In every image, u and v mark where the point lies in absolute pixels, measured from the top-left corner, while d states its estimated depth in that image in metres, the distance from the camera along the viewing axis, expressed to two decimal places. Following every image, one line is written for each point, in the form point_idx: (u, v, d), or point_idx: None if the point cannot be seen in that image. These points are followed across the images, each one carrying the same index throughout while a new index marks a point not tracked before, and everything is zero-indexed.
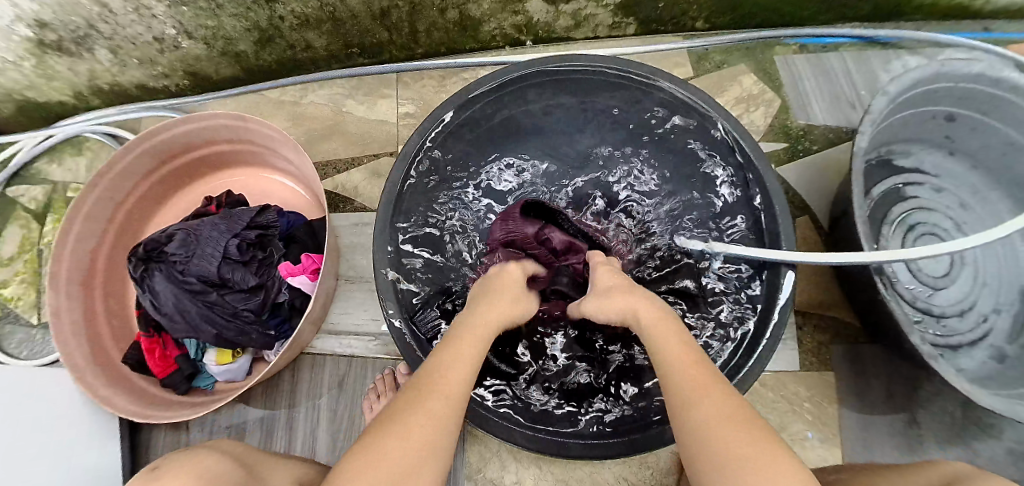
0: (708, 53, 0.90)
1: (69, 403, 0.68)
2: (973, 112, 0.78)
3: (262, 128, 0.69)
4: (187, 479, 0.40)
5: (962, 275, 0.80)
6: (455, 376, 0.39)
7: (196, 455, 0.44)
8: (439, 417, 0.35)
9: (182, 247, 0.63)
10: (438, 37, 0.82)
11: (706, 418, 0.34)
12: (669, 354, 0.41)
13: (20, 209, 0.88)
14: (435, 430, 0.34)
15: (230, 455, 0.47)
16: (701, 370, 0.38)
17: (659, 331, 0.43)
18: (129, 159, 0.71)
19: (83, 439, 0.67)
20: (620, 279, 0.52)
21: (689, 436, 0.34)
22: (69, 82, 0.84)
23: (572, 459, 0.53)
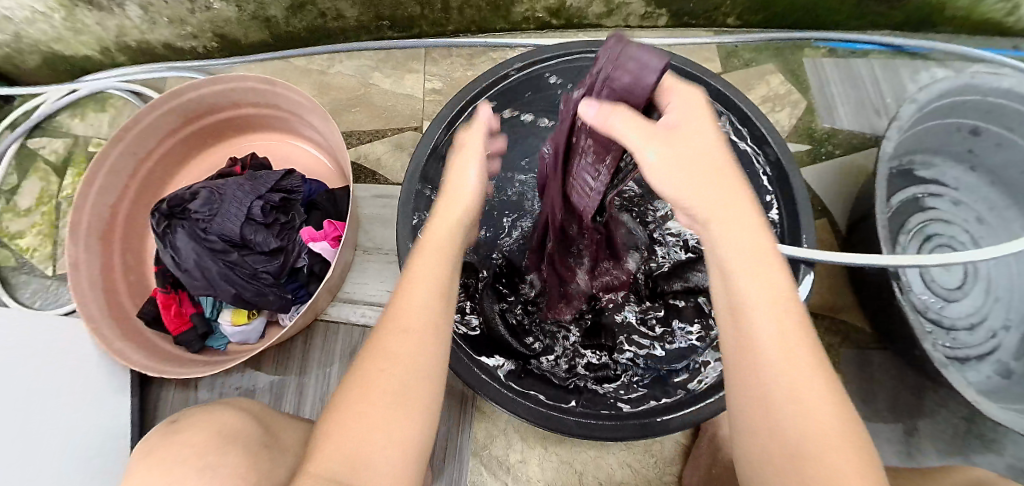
0: (737, 50, 0.90)
1: (86, 356, 0.68)
2: (998, 127, 0.77)
3: (290, 93, 0.69)
4: (212, 437, 0.40)
5: (974, 290, 0.80)
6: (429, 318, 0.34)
7: (211, 411, 0.44)
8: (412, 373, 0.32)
9: (205, 206, 0.63)
10: (470, 15, 0.81)
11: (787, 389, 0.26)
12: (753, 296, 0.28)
13: (40, 162, 0.88)
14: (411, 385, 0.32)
15: (251, 415, 0.47)
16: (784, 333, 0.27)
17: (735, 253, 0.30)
18: (156, 116, 0.71)
19: (96, 397, 0.67)
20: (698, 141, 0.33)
21: (758, 399, 0.27)
22: (97, 37, 0.84)
23: (566, 435, 0.52)
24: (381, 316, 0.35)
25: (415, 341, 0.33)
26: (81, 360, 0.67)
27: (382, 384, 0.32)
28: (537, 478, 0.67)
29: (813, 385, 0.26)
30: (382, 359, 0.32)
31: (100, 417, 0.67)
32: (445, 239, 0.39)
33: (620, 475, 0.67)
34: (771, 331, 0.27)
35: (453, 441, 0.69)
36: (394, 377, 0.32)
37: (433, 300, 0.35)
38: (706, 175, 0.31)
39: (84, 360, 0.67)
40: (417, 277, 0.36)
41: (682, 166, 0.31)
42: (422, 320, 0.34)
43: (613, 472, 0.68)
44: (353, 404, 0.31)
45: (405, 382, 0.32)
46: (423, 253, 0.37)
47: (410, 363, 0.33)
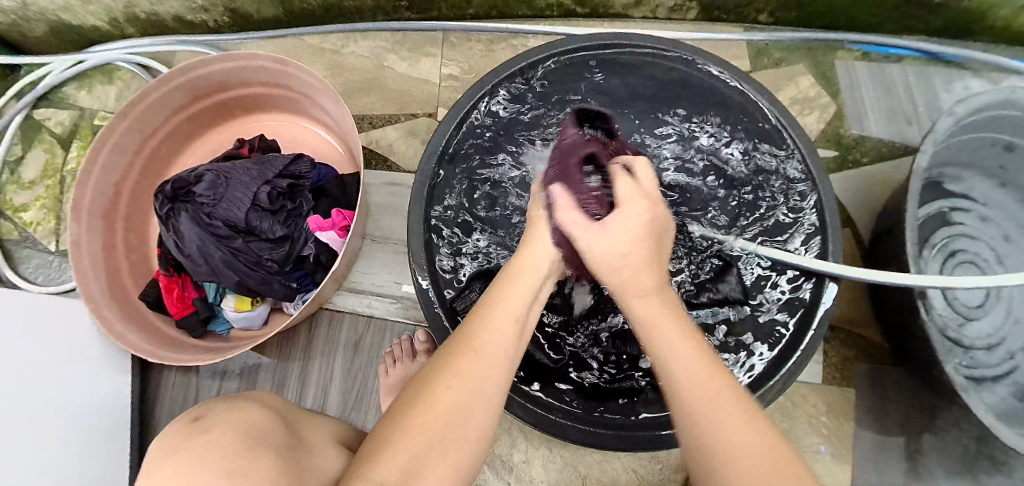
0: (768, 49, 0.86)
1: (83, 337, 0.67)
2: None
3: (302, 73, 0.66)
4: (235, 434, 0.36)
5: (995, 310, 0.76)
6: (500, 346, 0.34)
7: (243, 406, 0.42)
8: (477, 393, 0.32)
9: (210, 190, 0.61)
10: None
11: (717, 436, 0.28)
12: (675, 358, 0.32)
13: (45, 133, 0.87)
14: (477, 404, 0.32)
15: (275, 411, 0.45)
16: (714, 398, 0.29)
17: (660, 331, 0.33)
18: (162, 92, 0.68)
19: (88, 382, 0.65)
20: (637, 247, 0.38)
21: (697, 443, 0.29)
22: (106, 7, 0.82)
23: (568, 442, 0.52)
24: (453, 337, 0.35)
25: (488, 363, 0.33)
26: (75, 344, 0.65)
27: (447, 399, 0.31)
28: (539, 479, 0.66)
29: (739, 431, 0.28)
30: (448, 374, 0.32)
31: (95, 402, 0.65)
32: (530, 273, 0.39)
33: (624, 481, 0.66)
34: (697, 385, 0.30)
35: None
36: (457, 392, 0.31)
37: (511, 329, 0.36)
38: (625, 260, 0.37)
39: (78, 344, 0.66)
40: (495, 305, 0.36)
41: (614, 256, 0.38)
42: (494, 345, 0.34)
43: (618, 477, 0.66)
44: (413, 414, 0.30)
45: (467, 394, 0.31)
46: (506, 282, 0.39)
47: (477, 382, 0.32)
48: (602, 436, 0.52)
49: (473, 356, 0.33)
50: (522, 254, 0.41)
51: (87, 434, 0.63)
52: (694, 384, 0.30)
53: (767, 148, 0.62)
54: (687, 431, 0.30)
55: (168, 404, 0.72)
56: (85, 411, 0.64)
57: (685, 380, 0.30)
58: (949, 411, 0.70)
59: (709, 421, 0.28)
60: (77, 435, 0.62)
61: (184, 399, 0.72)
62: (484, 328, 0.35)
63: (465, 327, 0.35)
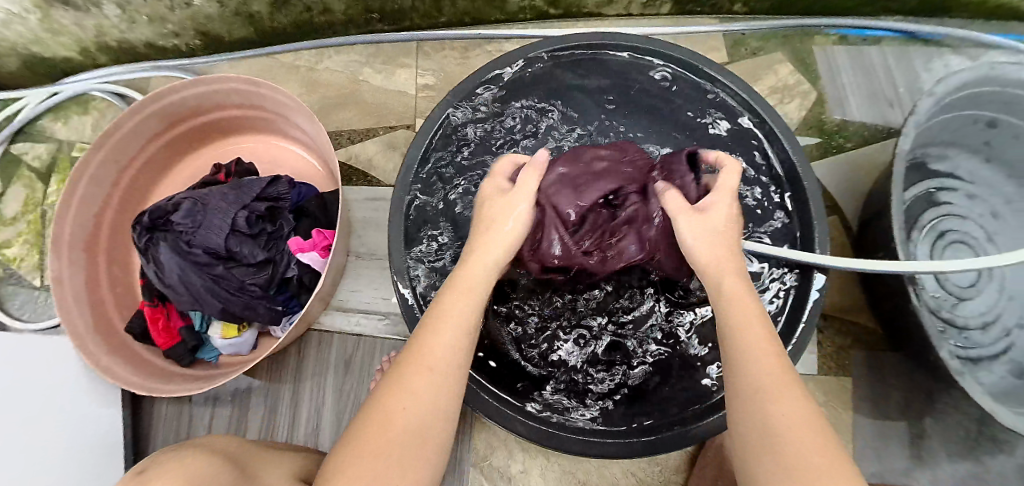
0: (745, 39, 0.85)
1: (56, 360, 0.66)
2: (1016, 119, 0.73)
3: (275, 93, 0.66)
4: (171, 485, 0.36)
5: (989, 289, 0.75)
6: (456, 356, 0.34)
7: (184, 459, 0.41)
8: (435, 406, 0.32)
9: (188, 217, 0.60)
10: (463, 6, 0.77)
11: (781, 415, 0.29)
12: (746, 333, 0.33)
13: (24, 168, 0.86)
14: (436, 415, 0.32)
15: (227, 458, 0.45)
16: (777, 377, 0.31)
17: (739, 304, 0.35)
18: (136, 121, 0.68)
19: (76, 400, 0.65)
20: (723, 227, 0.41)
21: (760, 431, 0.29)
22: (76, 38, 0.81)
23: (564, 452, 0.51)
24: (404, 350, 0.34)
25: (439, 377, 0.33)
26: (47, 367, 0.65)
27: (402, 423, 0.31)
28: None
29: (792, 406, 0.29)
30: (405, 397, 0.31)
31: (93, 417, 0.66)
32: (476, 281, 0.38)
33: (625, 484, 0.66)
34: (769, 371, 0.31)
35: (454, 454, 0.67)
36: (412, 410, 0.31)
37: (459, 339, 0.35)
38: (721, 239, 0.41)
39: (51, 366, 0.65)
40: (445, 316, 0.35)
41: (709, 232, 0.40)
42: (446, 360, 0.33)
43: (618, 482, 0.66)
44: (367, 437, 0.31)
45: (418, 415, 0.31)
46: (452, 293, 0.37)
47: (431, 404, 0.32)
48: (603, 446, 0.51)
49: (431, 371, 0.33)
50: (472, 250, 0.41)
51: (93, 446, 0.64)
52: (766, 367, 0.31)
53: (744, 144, 0.62)
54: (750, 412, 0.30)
55: (161, 440, 0.71)
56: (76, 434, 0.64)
57: (752, 356, 0.32)
58: (947, 393, 0.70)
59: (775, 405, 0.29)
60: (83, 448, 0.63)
61: (177, 430, 0.71)
62: (432, 338, 0.34)
63: (414, 340, 0.35)
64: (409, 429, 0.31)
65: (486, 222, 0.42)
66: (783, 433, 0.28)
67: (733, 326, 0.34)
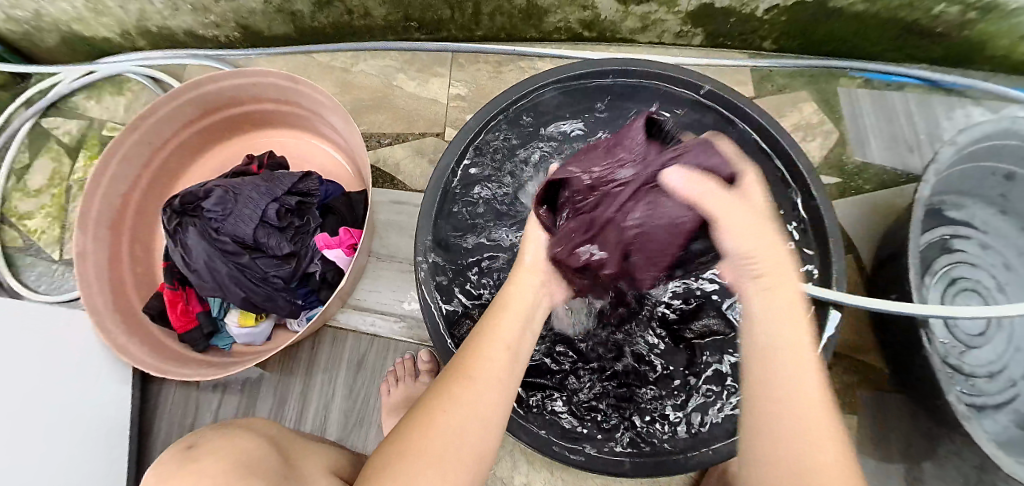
0: (772, 75, 0.87)
1: (55, 360, 0.63)
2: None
3: (312, 91, 0.67)
4: (227, 467, 0.36)
5: (998, 337, 0.76)
6: (487, 364, 0.36)
7: (232, 437, 0.41)
8: (476, 415, 0.33)
9: (218, 205, 0.61)
10: (500, 22, 0.79)
11: (823, 468, 0.25)
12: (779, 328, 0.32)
13: (53, 142, 0.87)
14: (474, 428, 0.33)
15: (260, 434, 0.45)
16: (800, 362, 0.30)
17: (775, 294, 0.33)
18: (174, 105, 0.69)
19: (67, 407, 0.62)
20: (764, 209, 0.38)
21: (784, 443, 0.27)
22: (119, 20, 0.83)
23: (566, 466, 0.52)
24: (449, 366, 0.36)
25: (484, 389, 0.34)
26: (37, 370, 0.61)
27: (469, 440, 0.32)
28: None
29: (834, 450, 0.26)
30: (446, 401, 0.33)
31: (83, 423, 0.62)
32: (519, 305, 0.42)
33: None
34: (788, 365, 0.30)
35: None
36: (454, 419, 0.32)
37: (503, 355, 0.37)
38: (761, 226, 0.36)
39: (48, 371, 0.62)
40: (491, 338, 0.38)
41: (751, 237, 0.35)
42: (489, 375, 0.35)
43: None
44: (416, 435, 0.32)
45: (469, 426, 0.32)
46: (495, 315, 0.41)
47: (473, 418, 0.33)
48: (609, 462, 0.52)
49: (466, 382, 0.34)
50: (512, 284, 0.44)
51: (100, 439, 0.64)
52: (821, 416, 0.28)
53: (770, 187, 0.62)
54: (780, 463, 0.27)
55: (166, 423, 0.71)
56: (97, 430, 0.64)
57: (801, 386, 0.29)
58: (950, 440, 0.70)
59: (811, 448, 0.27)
60: (65, 463, 0.59)
61: (182, 415, 0.71)
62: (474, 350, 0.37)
63: (464, 355, 0.37)
64: (459, 444, 0.31)
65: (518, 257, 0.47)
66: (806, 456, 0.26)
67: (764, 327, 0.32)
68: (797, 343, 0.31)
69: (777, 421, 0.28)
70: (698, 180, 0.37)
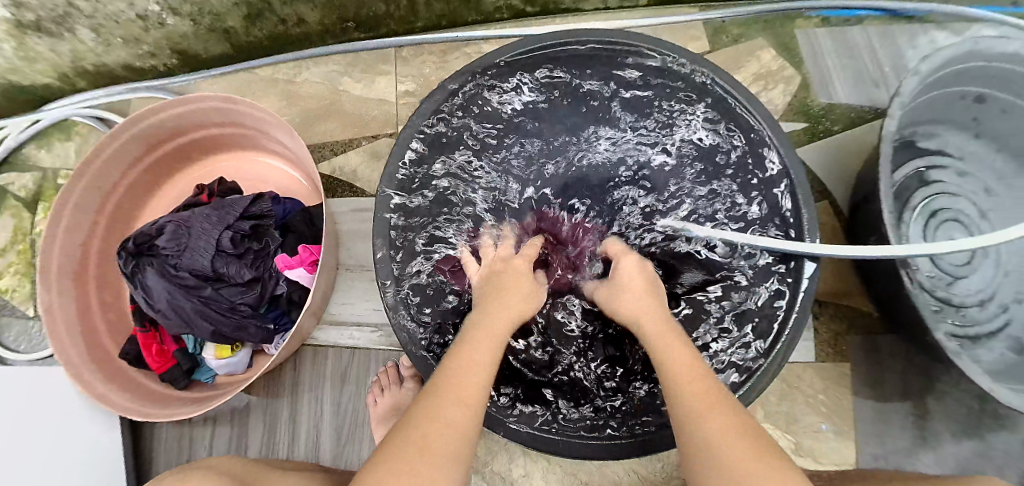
0: (726, 26, 0.84)
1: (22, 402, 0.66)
2: (1005, 93, 0.72)
3: (252, 109, 0.65)
4: None
5: (985, 264, 0.74)
6: (474, 386, 0.37)
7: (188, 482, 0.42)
8: (462, 426, 0.34)
9: (173, 241, 0.60)
10: (438, 10, 0.77)
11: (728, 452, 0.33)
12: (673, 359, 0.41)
13: (11, 198, 0.86)
14: (461, 437, 0.34)
15: (228, 476, 0.46)
16: (699, 378, 0.38)
17: (664, 338, 0.43)
18: (118, 144, 0.67)
19: (57, 429, 0.65)
20: (639, 280, 0.52)
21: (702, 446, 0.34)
22: (53, 64, 0.81)
23: (571, 457, 0.52)
24: (433, 387, 0.37)
25: (461, 409, 0.35)
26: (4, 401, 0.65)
27: (453, 444, 0.33)
28: None
29: (723, 421, 0.35)
30: (438, 422, 0.34)
31: (70, 436, 0.66)
32: (512, 310, 0.47)
33: (627, 482, 0.64)
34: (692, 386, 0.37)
35: None
36: (444, 437, 0.33)
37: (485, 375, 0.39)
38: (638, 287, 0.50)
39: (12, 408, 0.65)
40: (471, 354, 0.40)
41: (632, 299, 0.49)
42: (476, 389, 0.37)
43: (620, 480, 0.65)
44: (406, 453, 0.32)
45: (460, 443, 0.34)
46: (475, 334, 0.43)
47: (461, 429, 0.34)
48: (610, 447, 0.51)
49: (450, 396, 0.36)
50: (492, 306, 0.47)
51: (92, 451, 0.66)
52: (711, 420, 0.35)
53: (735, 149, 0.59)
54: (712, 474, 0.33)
55: (164, 461, 0.71)
56: (85, 443, 0.66)
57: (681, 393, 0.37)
58: (944, 372, 0.70)
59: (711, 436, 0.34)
60: (66, 477, 0.63)
61: (179, 452, 0.71)
62: (458, 366, 0.39)
63: (445, 371, 0.39)
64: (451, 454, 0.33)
65: (501, 285, 0.51)
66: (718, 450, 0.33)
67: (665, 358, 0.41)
68: (689, 365, 0.40)
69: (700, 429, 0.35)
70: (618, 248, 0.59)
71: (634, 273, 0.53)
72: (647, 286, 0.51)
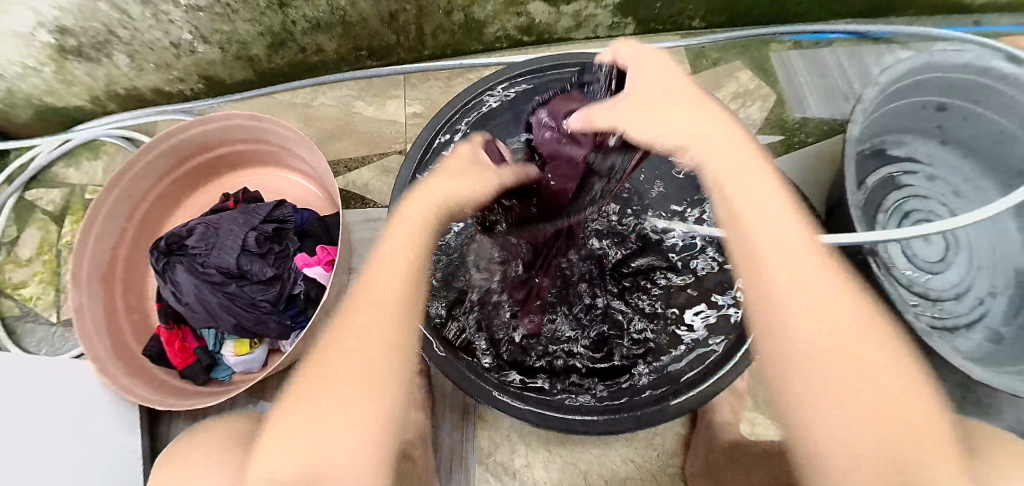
0: (705, 51, 0.93)
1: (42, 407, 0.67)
2: (964, 101, 0.78)
3: (277, 126, 0.72)
4: (212, 440, 0.50)
5: (958, 260, 0.80)
6: (386, 296, 0.42)
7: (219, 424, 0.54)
8: (378, 340, 0.41)
9: (202, 240, 0.65)
10: (444, 39, 0.86)
11: (899, 418, 0.33)
12: (798, 277, 0.37)
13: (38, 212, 0.91)
14: (378, 347, 0.41)
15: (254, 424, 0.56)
16: (837, 305, 0.36)
17: (770, 237, 0.38)
18: (150, 158, 0.73)
19: (80, 431, 0.67)
20: (664, 93, 0.40)
21: (855, 390, 0.33)
22: (88, 87, 0.88)
23: (572, 436, 0.50)
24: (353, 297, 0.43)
25: (371, 322, 0.41)
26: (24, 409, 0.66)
27: (367, 352, 0.40)
28: (543, 481, 0.67)
29: (873, 360, 0.34)
30: (351, 328, 0.41)
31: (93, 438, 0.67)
32: (441, 189, 0.46)
33: (624, 471, 0.67)
34: (847, 320, 0.35)
35: (458, 453, 0.69)
36: (358, 347, 0.40)
37: (395, 284, 0.43)
38: (677, 110, 0.40)
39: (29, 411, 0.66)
40: (383, 262, 0.43)
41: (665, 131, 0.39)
42: (381, 297, 0.42)
43: (618, 469, 0.67)
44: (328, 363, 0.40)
45: (373, 349, 0.40)
46: (393, 240, 0.44)
47: (371, 338, 0.41)
48: (614, 421, 0.50)
49: (362, 310, 0.41)
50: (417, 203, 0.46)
51: (114, 455, 0.67)
52: (857, 361, 0.34)
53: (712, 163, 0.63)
54: (816, 409, 0.34)
55: None
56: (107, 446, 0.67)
57: (837, 339, 0.35)
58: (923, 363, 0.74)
59: (831, 371, 0.34)
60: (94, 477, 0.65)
61: None
62: (375, 279, 0.43)
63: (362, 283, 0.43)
64: (367, 361, 0.40)
65: (453, 167, 0.48)
66: (880, 408, 0.33)
67: (795, 277, 0.37)
68: (823, 293, 0.36)
69: (850, 391, 0.33)
70: (630, 48, 0.42)
71: (659, 100, 0.40)
72: (661, 105, 0.40)
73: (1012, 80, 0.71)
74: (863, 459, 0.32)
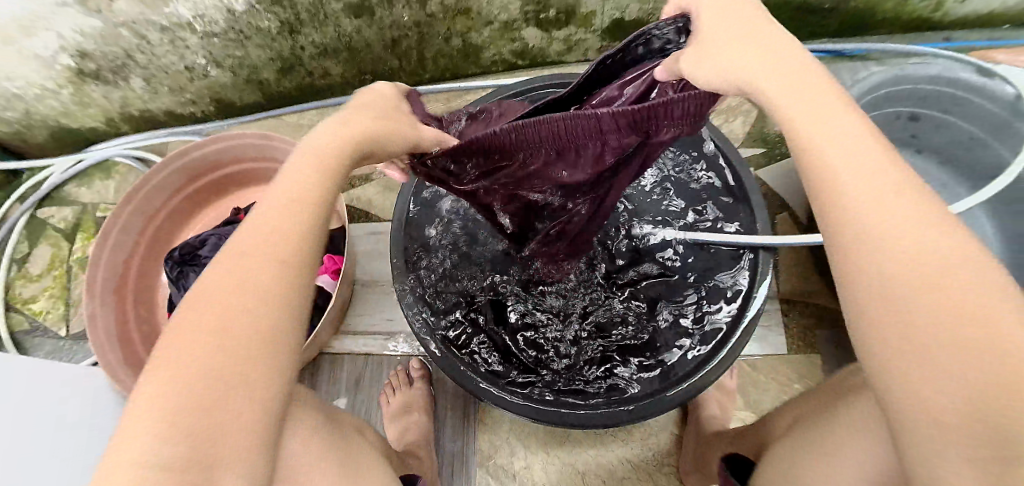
0: None
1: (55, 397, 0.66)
2: (934, 111, 0.81)
3: (285, 144, 0.76)
4: None
5: None
6: (270, 240, 0.29)
7: None
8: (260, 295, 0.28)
9: (214, 250, 0.68)
10: (443, 64, 0.91)
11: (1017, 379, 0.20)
12: (883, 203, 0.24)
13: (50, 229, 0.94)
14: (257, 308, 0.27)
15: None
16: (943, 248, 0.23)
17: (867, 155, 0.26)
18: (163, 175, 0.77)
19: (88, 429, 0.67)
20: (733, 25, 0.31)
21: (935, 342, 0.22)
22: (103, 109, 0.92)
23: (566, 425, 0.54)
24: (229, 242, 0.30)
25: (250, 274, 0.28)
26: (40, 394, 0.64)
27: (238, 320, 0.27)
28: (542, 482, 0.69)
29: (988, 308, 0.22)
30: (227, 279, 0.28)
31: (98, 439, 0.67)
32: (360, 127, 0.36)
33: (622, 471, 0.69)
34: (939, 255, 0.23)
35: (459, 456, 0.71)
36: (225, 308, 0.27)
37: (285, 224, 0.30)
38: (741, 35, 0.30)
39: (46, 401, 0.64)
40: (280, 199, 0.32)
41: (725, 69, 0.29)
42: (267, 240, 0.29)
43: (615, 469, 0.69)
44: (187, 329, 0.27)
45: (247, 310, 0.27)
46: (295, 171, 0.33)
47: (251, 296, 0.28)
48: (609, 414, 0.53)
49: (240, 258, 0.29)
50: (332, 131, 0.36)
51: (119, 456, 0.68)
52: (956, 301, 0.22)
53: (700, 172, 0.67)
54: (923, 363, 0.22)
55: None
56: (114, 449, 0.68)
57: (900, 271, 0.23)
58: None
59: (925, 301, 0.22)
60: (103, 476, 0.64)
61: None
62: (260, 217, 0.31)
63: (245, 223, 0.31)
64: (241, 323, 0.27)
65: (366, 104, 0.40)
66: (978, 361, 0.21)
67: (877, 203, 0.24)
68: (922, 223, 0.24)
69: (937, 332, 0.22)
70: None
71: (725, 38, 0.30)
72: (735, 40, 0.30)
73: (979, 89, 0.77)
74: (945, 419, 0.21)
